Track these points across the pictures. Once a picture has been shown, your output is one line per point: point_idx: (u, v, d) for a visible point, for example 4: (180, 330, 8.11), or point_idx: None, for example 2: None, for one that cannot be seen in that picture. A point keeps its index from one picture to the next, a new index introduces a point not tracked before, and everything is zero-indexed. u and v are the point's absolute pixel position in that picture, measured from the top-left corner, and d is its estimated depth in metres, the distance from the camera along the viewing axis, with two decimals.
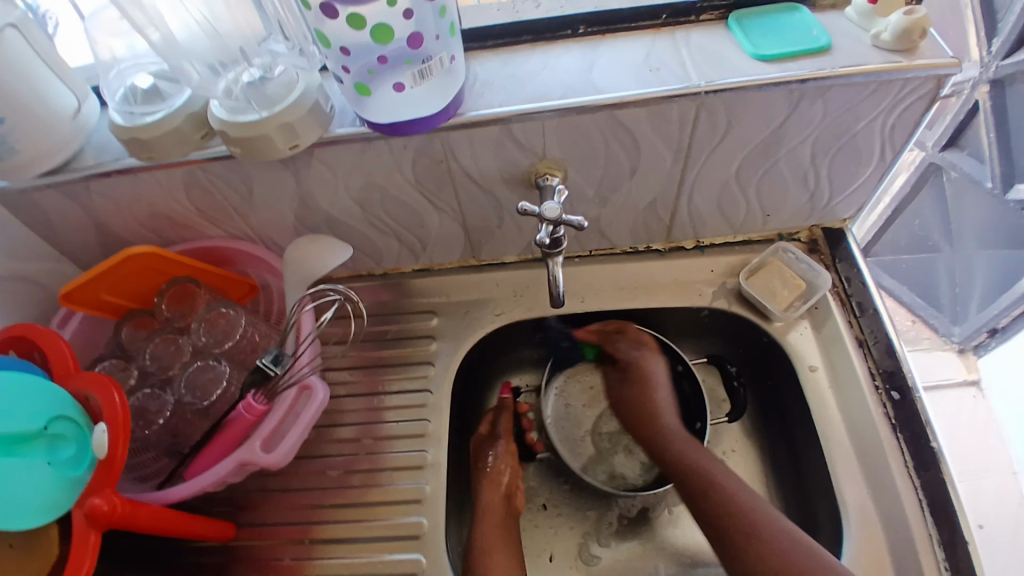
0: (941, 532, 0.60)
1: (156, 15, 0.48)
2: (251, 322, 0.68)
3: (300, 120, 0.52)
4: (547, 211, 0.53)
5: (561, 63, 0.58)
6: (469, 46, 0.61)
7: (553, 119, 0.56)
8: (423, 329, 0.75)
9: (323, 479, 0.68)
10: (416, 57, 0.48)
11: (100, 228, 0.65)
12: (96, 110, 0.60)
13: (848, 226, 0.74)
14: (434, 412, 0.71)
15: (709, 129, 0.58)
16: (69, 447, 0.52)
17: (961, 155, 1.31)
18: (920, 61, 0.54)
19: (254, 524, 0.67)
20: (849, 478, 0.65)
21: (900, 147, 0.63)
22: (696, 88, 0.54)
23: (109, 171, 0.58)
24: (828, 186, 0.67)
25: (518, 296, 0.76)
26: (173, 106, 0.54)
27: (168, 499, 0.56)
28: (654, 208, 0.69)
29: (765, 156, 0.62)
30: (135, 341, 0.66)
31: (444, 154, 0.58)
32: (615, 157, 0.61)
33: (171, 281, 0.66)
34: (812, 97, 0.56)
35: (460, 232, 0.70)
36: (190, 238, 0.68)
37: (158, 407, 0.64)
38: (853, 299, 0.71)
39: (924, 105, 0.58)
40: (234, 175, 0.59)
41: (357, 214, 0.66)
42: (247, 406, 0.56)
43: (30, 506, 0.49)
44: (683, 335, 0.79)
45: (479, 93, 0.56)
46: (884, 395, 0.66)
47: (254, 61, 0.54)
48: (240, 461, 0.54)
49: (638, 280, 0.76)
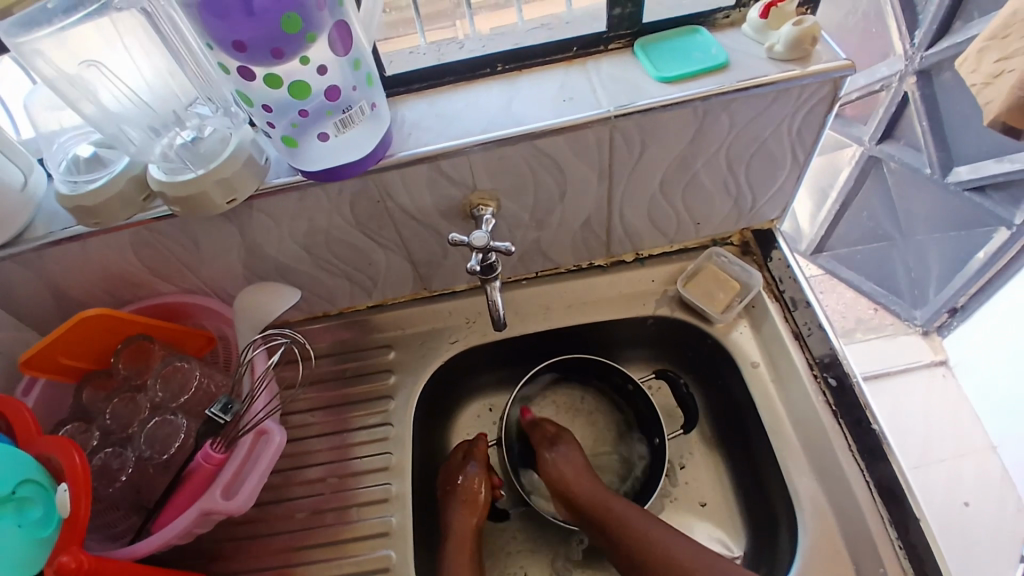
0: (890, 510, 0.63)
1: (89, 89, 0.52)
2: (206, 373, 0.69)
3: (236, 175, 0.54)
4: (475, 240, 0.57)
5: (482, 100, 0.62)
6: (395, 92, 0.64)
7: (479, 153, 0.59)
8: (381, 363, 0.77)
9: (291, 522, 0.69)
10: (336, 109, 0.51)
11: (55, 294, 0.67)
12: (44, 182, 0.62)
13: (776, 226, 0.79)
14: (397, 444, 0.73)
15: (626, 149, 0.62)
16: (36, 508, 0.53)
17: (898, 146, 1.37)
18: (814, 68, 0.59)
19: (228, 574, 0.67)
20: (797, 467, 0.68)
21: (811, 148, 0.67)
22: (606, 114, 0.58)
23: (60, 239, 0.60)
24: (750, 189, 0.71)
25: (471, 322, 0.78)
26: (114, 171, 0.55)
27: (135, 554, 0.56)
28: (589, 226, 0.72)
29: (684, 168, 0.66)
30: (95, 402, 0.67)
31: (381, 194, 0.61)
32: (544, 183, 0.64)
33: (126, 340, 0.67)
34: (716, 112, 0.60)
35: (408, 267, 0.73)
36: (145, 296, 0.70)
37: (120, 464, 0.65)
38: (785, 294, 0.75)
39: (825, 107, 0.62)
40: (178, 231, 0.61)
41: (305, 258, 0.68)
42: (206, 455, 0.58)
43: (8, 565, 0.50)
44: (635, 345, 0.82)
45: (408, 135, 0.59)
46: (822, 382, 0.70)
47: (187, 124, 0.57)
48: (203, 509, 0.55)
49: (585, 296, 0.79)
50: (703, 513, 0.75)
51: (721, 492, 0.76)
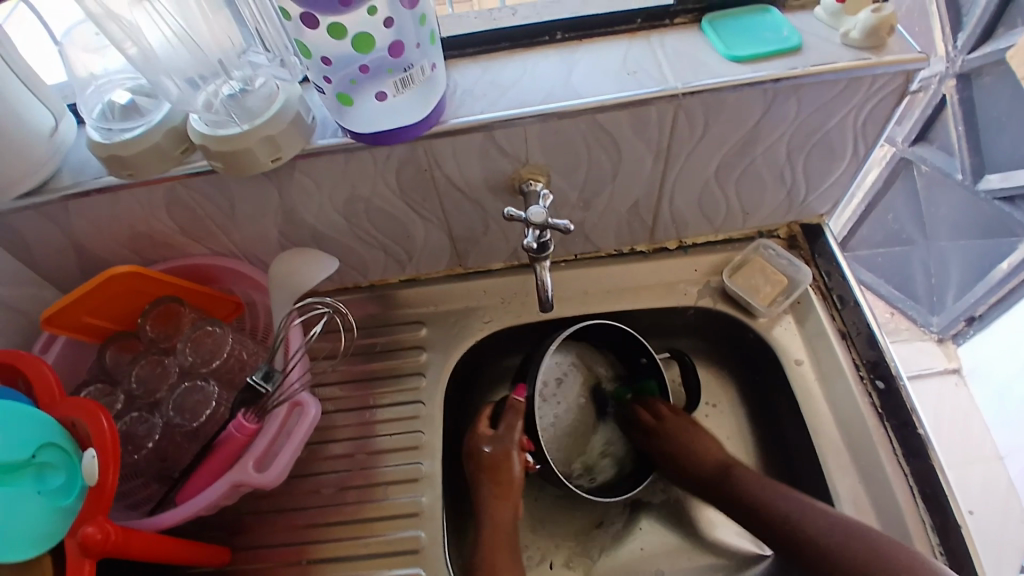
0: (933, 517, 0.61)
1: (134, 29, 0.48)
2: (238, 341, 0.67)
3: (283, 132, 0.51)
4: (533, 216, 0.54)
5: (539, 69, 0.59)
6: (449, 55, 0.61)
7: (535, 125, 0.56)
8: (412, 340, 0.75)
9: (316, 497, 0.67)
10: (398, 67, 0.48)
11: (80, 249, 0.64)
12: (73, 130, 0.59)
13: (825, 221, 0.76)
14: (426, 423, 0.70)
15: (688, 130, 0.59)
16: (58, 475, 0.51)
17: (931, 149, 1.34)
18: (888, 57, 0.55)
19: (248, 547, 0.66)
20: (838, 468, 0.66)
21: (873, 141, 0.64)
22: (673, 91, 0.55)
23: (89, 191, 0.57)
24: (805, 180, 0.69)
25: (506, 303, 0.76)
26: (152, 121, 0.53)
27: (160, 525, 0.55)
28: (636, 210, 0.69)
29: (742, 155, 0.63)
30: (119, 365, 0.65)
31: (429, 162, 0.58)
32: (597, 160, 0.61)
33: (154, 301, 0.65)
34: (786, 96, 0.57)
35: (447, 243, 0.71)
36: (172, 257, 0.67)
37: (145, 431, 0.63)
38: (834, 292, 0.73)
39: (894, 100, 0.59)
40: (215, 190, 0.58)
41: (343, 226, 0.65)
42: (239, 425, 0.56)
43: (31, 533, 0.48)
44: (668, 337, 0.80)
45: (461, 101, 0.56)
46: (870, 384, 0.68)
47: (234, 74, 0.53)
48: (233, 483, 0.54)
49: (623, 282, 0.76)
50: None
51: None
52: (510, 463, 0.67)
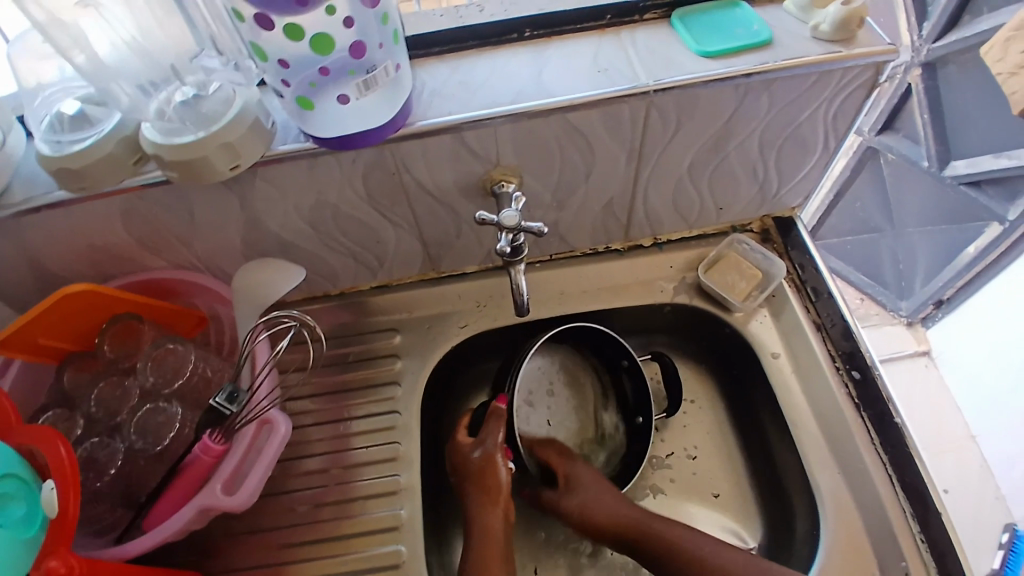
0: (913, 506, 0.62)
1: (81, 35, 0.45)
2: (203, 357, 0.64)
3: (240, 139, 0.49)
4: (505, 220, 0.53)
5: (508, 67, 0.57)
6: (414, 55, 0.59)
7: (505, 125, 0.54)
8: (386, 348, 0.73)
9: (291, 515, 0.65)
10: (360, 68, 0.46)
11: (34, 266, 0.61)
12: (23, 143, 0.56)
13: (797, 214, 0.76)
14: (404, 433, 0.69)
15: (660, 127, 0.58)
16: (18, 506, 0.48)
17: (898, 138, 1.36)
18: (858, 50, 0.55)
19: (222, 570, 0.63)
20: (819, 460, 0.66)
21: (844, 134, 0.64)
22: (645, 88, 0.54)
23: (39, 207, 0.53)
24: (778, 175, 0.68)
25: (482, 306, 0.74)
26: (103, 131, 0.50)
27: (125, 554, 0.52)
28: (611, 208, 0.68)
29: (715, 151, 0.63)
30: (79, 387, 0.62)
31: (396, 166, 0.56)
32: (569, 160, 0.60)
33: (112, 319, 0.62)
34: (757, 91, 0.56)
35: (419, 247, 0.69)
36: (131, 271, 0.64)
37: (108, 456, 0.60)
38: (808, 285, 0.73)
39: (864, 93, 0.59)
40: (173, 200, 0.55)
41: (310, 234, 0.63)
42: (204, 447, 0.54)
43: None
44: (647, 335, 0.79)
45: (429, 102, 0.54)
46: (846, 375, 0.68)
47: (187, 79, 0.50)
48: (201, 507, 0.52)
49: (600, 281, 0.75)
50: (716, 505, 0.73)
51: (735, 482, 0.74)
52: (497, 470, 0.65)
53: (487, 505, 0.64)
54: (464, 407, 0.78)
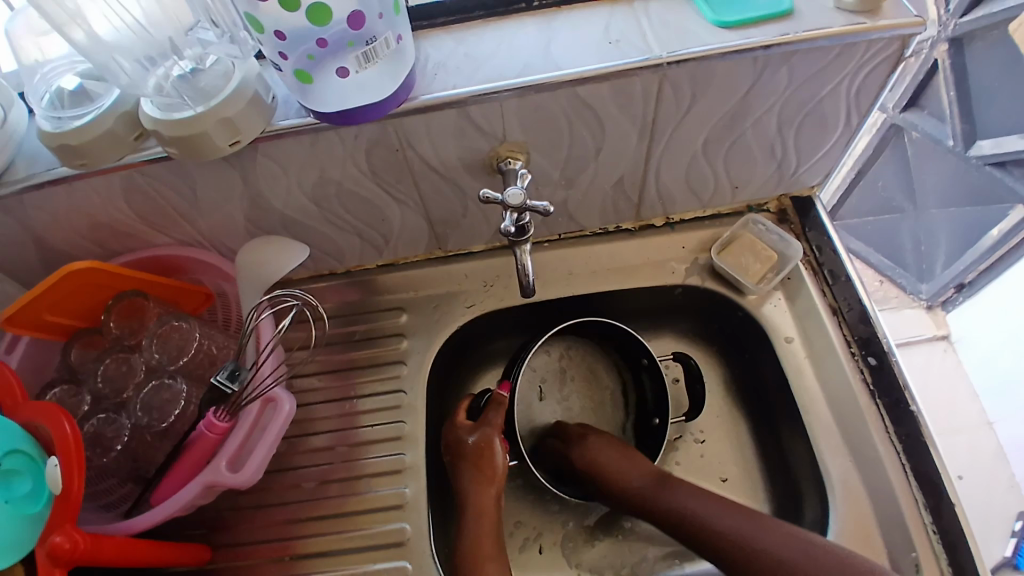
0: (926, 497, 0.60)
1: (75, 8, 0.44)
2: (207, 335, 0.65)
3: (240, 114, 0.48)
4: (510, 198, 0.52)
5: (515, 39, 0.55)
6: (418, 26, 0.57)
7: (511, 100, 0.53)
8: (392, 327, 0.72)
9: (298, 492, 0.66)
10: (359, 40, 0.45)
11: (39, 243, 0.60)
12: (25, 119, 0.55)
13: (816, 193, 0.74)
14: (409, 413, 0.69)
15: (673, 102, 0.56)
16: (24, 482, 0.49)
17: (922, 115, 1.28)
18: (884, 21, 0.52)
19: (231, 544, 0.64)
20: (830, 448, 0.65)
21: (866, 111, 0.61)
22: (659, 61, 0.52)
23: (41, 183, 0.53)
24: (796, 153, 0.66)
25: (489, 286, 0.73)
26: (102, 107, 0.49)
27: (133, 528, 0.53)
28: (622, 186, 0.67)
29: (731, 127, 0.61)
30: (85, 362, 0.63)
31: (400, 142, 0.55)
32: (578, 136, 0.59)
33: (116, 297, 0.61)
34: (776, 64, 0.54)
35: (424, 225, 0.68)
36: (136, 248, 0.64)
37: (114, 432, 0.61)
38: (825, 267, 0.71)
39: (889, 67, 0.56)
40: (175, 176, 0.55)
41: (314, 212, 0.62)
42: (209, 424, 0.54)
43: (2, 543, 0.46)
44: (657, 316, 0.78)
45: (433, 75, 0.53)
46: (861, 361, 0.66)
47: (185, 53, 0.49)
48: (206, 484, 0.52)
49: (610, 262, 0.74)
50: (723, 488, 0.73)
51: (746, 469, 0.73)
52: (493, 454, 0.65)
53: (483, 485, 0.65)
54: (469, 388, 0.78)
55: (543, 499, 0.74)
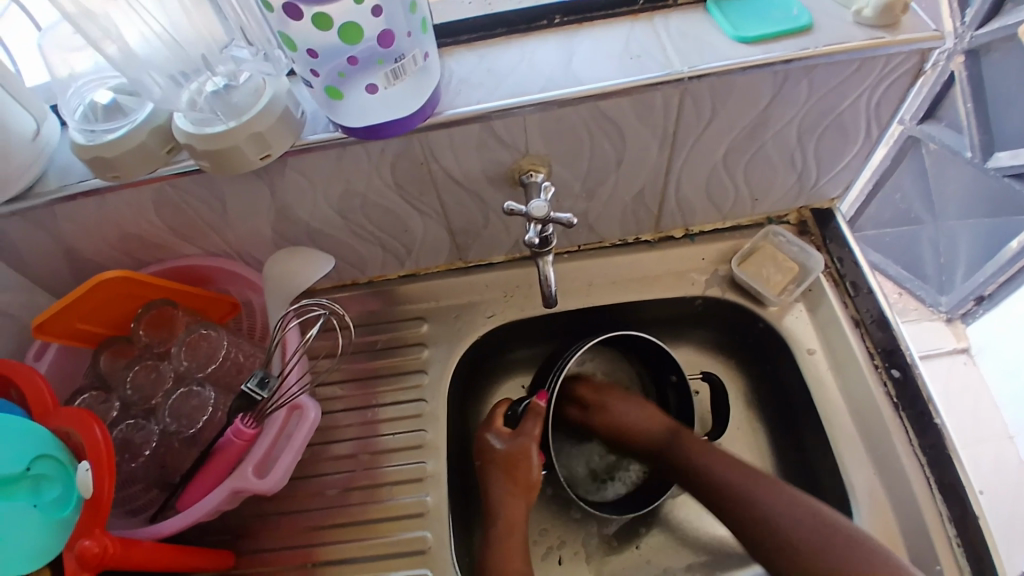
0: (950, 507, 0.60)
1: (111, 25, 0.45)
2: (235, 343, 0.65)
3: (270, 129, 0.49)
4: (534, 210, 0.52)
5: (538, 55, 0.56)
6: (443, 42, 0.58)
7: (534, 114, 0.54)
8: (414, 336, 0.73)
9: (321, 499, 0.66)
10: (388, 57, 0.46)
11: (71, 254, 0.62)
12: (57, 132, 0.56)
13: (836, 205, 0.74)
14: (430, 422, 0.69)
15: (693, 115, 0.57)
16: (53, 488, 0.50)
17: (940, 127, 1.27)
18: (903, 36, 0.53)
19: (254, 551, 0.65)
20: (854, 460, 0.64)
21: (886, 123, 0.62)
22: (679, 75, 0.53)
23: (75, 195, 0.55)
24: (816, 164, 0.66)
25: (509, 296, 0.74)
26: (135, 121, 0.50)
27: (161, 533, 0.54)
28: (641, 198, 0.67)
29: (751, 139, 0.61)
30: (115, 370, 0.64)
31: (425, 155, 0.56)
32: (600, 149, 0.59)
33: (146, 306, 0.63)
34: (797, 77, 0.54)
35: (446, 237, 0.69)
36: (164, 258, 0.66)
37: (143, 438, 0.62)
38: (847, 279, 0.71)
39: (908, 81, 0.57)
40: (205, 189, 0.56)
41: (339, 223, 0.64)
42: (237, 431, 0.55)
43: (23, 551, 0.47)
44: (676, 328, 0.79)
45: (457, 90, 0.54)
46: (885, 373, 0.66)
47: (218, 69, 0.51)
48: (234, 489, 0.53)
49: (629, 273, 0.74)
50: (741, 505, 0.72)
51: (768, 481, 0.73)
52: (513, 465, 0.66)
53: (501, 495, 0.65)
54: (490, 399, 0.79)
55: (563, 508, 0.74)
